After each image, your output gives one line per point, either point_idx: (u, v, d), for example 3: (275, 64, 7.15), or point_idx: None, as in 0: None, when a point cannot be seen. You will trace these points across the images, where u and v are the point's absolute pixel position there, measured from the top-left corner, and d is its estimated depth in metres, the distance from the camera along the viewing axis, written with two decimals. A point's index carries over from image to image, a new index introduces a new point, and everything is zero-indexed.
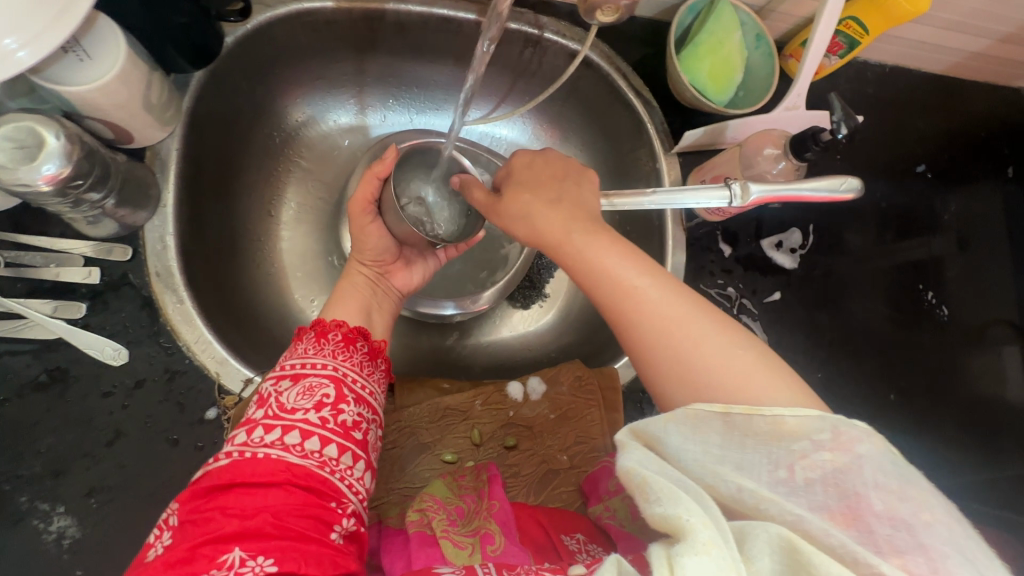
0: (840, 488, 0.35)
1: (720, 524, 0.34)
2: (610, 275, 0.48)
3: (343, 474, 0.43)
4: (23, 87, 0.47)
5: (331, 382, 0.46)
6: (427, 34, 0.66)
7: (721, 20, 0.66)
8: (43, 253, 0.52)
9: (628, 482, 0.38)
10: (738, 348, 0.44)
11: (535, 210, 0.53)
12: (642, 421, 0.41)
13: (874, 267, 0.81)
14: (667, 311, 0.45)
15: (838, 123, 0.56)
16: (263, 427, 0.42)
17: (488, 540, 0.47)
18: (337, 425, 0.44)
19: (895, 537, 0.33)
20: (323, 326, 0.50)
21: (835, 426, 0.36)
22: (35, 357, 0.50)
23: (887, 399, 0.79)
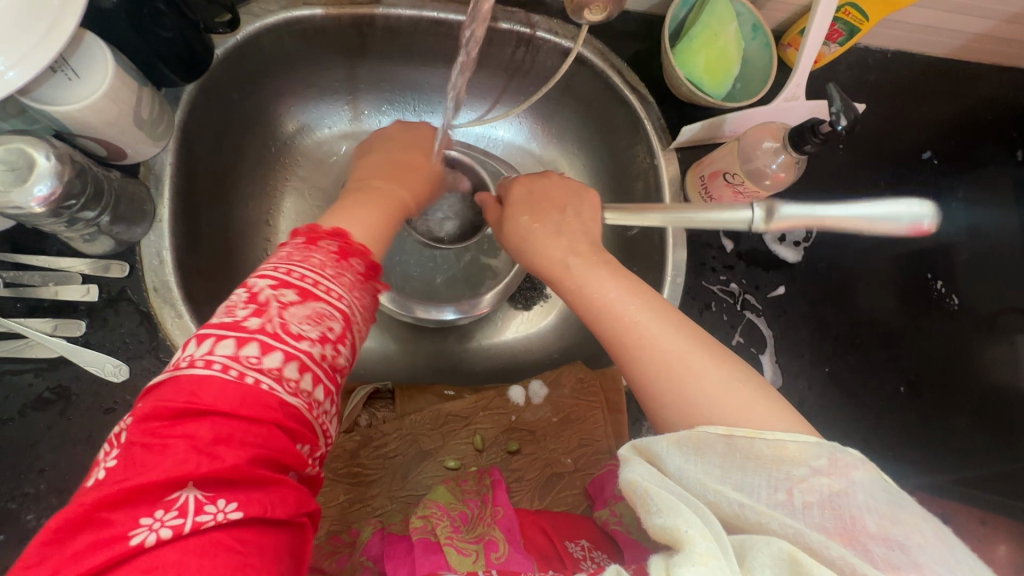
0: (837, 511, 0.35)
1: (721, 538, 0.33)
2: (610, 310, 0.49)
3: (320, 416, 0.39)
4: (14, 108, 0.47)
5: (340, 317, 0.41)
6: (417, 37, 0.65)
7: (715, 12, 0.65)
8: (41, 272, 0.52)
9: (631, 495, 0.39)
10: (737, 381, 0.43)
11: (536, 235, 0.58)
12: (645, 438, 0.41)
13: (881, 257, 0.79)
14: (667, 345, 0.46)
15: (838, 114, 0.54)
16: (259, 344, 0.36)
17: (491, 547, 0.47)
18: (332, 364, 0.40)
19: (890, 555, 0.33)
20: (345, 249, 0.46)
21: (831, 452, 0.36)
22: (38, 375, 0.51)
23: (898, 391, 0.78)
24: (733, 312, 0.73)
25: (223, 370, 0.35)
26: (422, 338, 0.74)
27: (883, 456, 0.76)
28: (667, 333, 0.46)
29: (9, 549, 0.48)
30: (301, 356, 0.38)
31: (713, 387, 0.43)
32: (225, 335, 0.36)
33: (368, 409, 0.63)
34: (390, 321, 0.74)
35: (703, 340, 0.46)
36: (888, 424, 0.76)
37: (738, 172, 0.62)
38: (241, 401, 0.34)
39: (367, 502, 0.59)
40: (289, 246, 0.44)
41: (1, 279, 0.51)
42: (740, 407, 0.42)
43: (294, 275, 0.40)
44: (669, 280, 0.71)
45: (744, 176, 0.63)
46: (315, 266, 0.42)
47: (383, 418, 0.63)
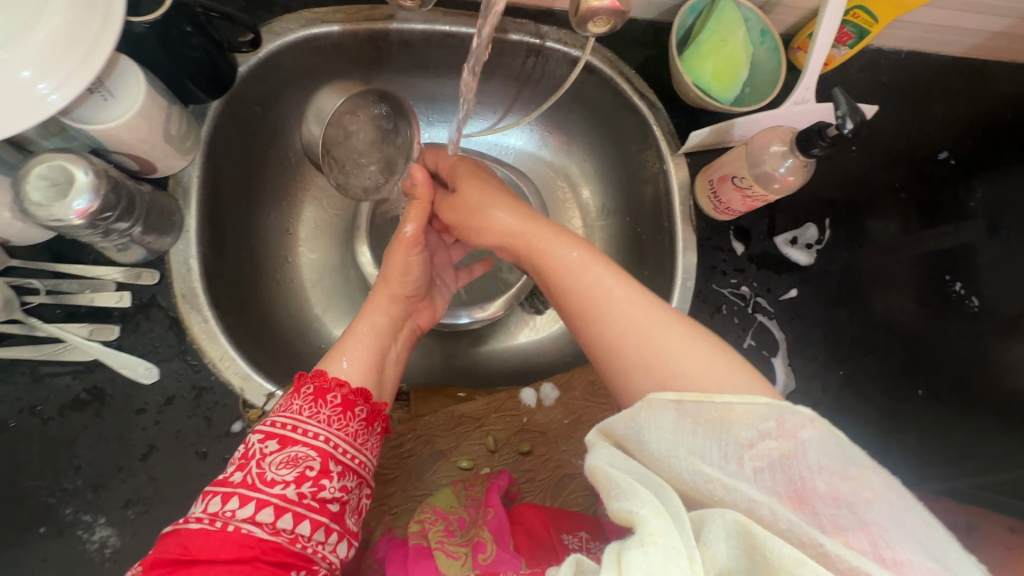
0: (786, 474, 0.37)
1: (676, 513, 0.35)
2: (573, 277, 0.50)
3: (313, 544, 0.42)
4: (55, 128, 0.50)
5: (319, 454, 0.44)
6: (430, 50, 0.68)
7: (722, 18, 0.66)
8: (78, 280, 0.55)
9: (595, 479, 0.40)
10: (697, 338, 0.45)
11: (494, 207, 0.57)
12: (609, 422, 0.42)
13: (898, 259, 0.79)
14: (631, 308, 0.47)
15: (844, 117, 0.55)
16: (239, 497, 0.41)
17: (479, 548, 0.48)
18: (316, 497, 0.43)
19: (838, 516, 0.35)
20: (324, 386, 0.48)
21: (780, 414, 0.37)
22: (75, 377, 0.54)
23: (915, 394, 0.77)
24: (744, 315, 0.73)
25: (210, 521, 0.40)
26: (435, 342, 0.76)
27: (900, 460, 0.75)
28: (615, 295, 0.48)
29: (49, 542, 0.51)
30: (274, 500, 0.41)
31: (665, 346, 0.45)
32: (214, 492, 0.42)
33: None
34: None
35: (651, 302, 0.48)
36: (905, 427, 0.76)
37: (745, 177, 0.63)
38: (222, 545, 0.39)
39: (383, 501, 0.60)
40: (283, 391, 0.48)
41: (42, 287, 0.54)
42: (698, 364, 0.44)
43: (275, 424, 0.45)
44: (679, 283, 0.71)
45: (752, 180, 0.63)
46: (293, 411, 0.46)
47: (398, 419, 0.63)
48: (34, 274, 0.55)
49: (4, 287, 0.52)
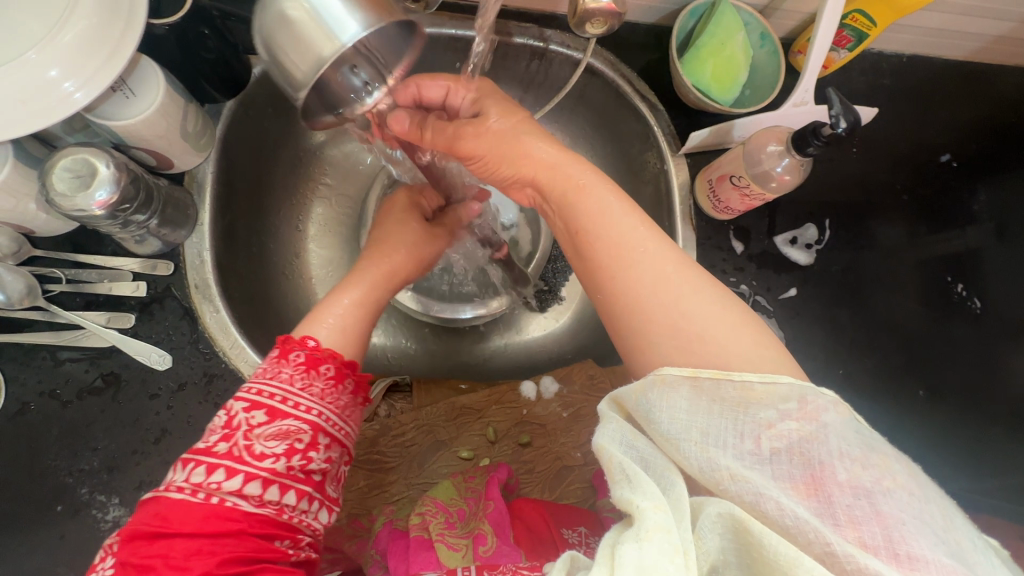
0: (804, 455, 0.38)
1: (677, 506, 0.37)
2: (611, 227, 0.50)
3: (298, 515, 0.43)
4: (79, 124, 0.52)
5: (309, 428, 0.44)
6: (436, 52, 0.71)
7: (722, 22, 0.67)
8: (97, 270, 0.57)
9: (601, 458, 0.41)
10: (725, 303, 0.46)
11: (535, 147, 0.55)
12: (623, 391, 0.44)
13: (899, 261, 0.79)
14: (663, 263, 0.48)
15: (837, 117, 0.56)
16: (224, 469, 0.40)
17: (480, 541, 0.49)
18: (304, 470, 0.43)
19: (854, 507, 0.35)
20: (315, 355, 0.47)
21: (802, 396, 0.39)
22: (91, 363, 0.56)
23: (916, 395, 0.77)
24: None
25: (192, 493, 0.40)
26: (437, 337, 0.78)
27: None
28: (649, 250, 0.49)
29: (65, 520, 0.53)
30: (263, 474, 0.41)
31: (697, 307, 0.46)
32: (196, 462, 0.40)
33: (386, 401, 0.65)
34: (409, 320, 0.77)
35: (684, 261, 0.48)
36: (906, 428, 0.76)
37: (743, 176, 0.64)
38: (206, 519, 0.39)
39: (385, 488, 0.62)
40: (270, 358, 0.47)
41: (63, 276, 0.57)
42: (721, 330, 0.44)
43: (263, 394, 0.43)
44: None
45: (750, 179, 0.64)
46: (284, 381, 0.45)
47: (401, 409, 0.65)
48: (57, 263, 0.57)
49: (28, 275, 0.55)
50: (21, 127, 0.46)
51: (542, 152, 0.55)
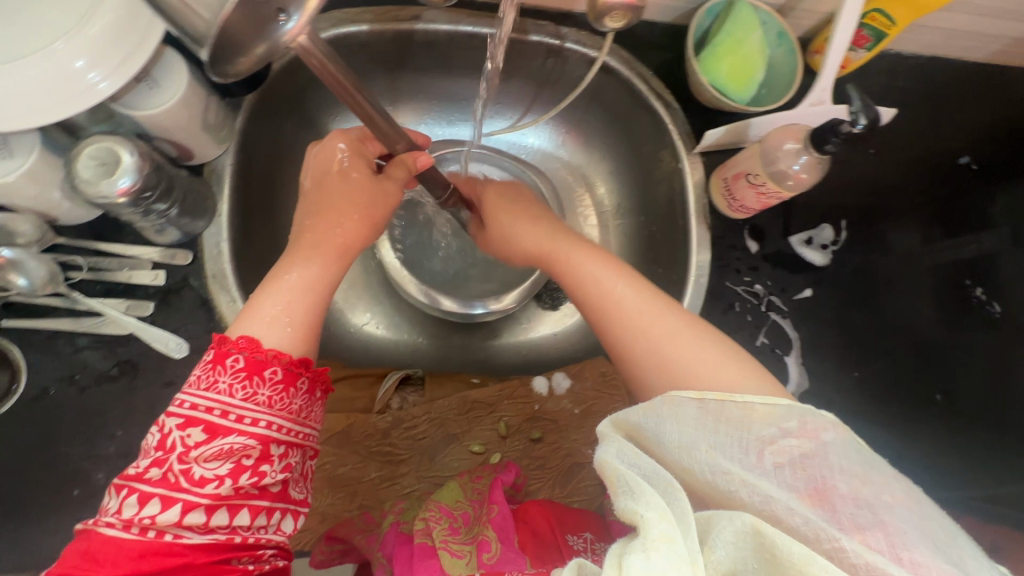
0: (806, 471, 0.39)
1: (683, 516, 0.36)
2: (595, 292, 0.56)
3: (254, 532, 0.43)
4: (103, 114, 0.53)
5: (256, 443, 0.43)
6: (453, 48, 0.72)
7: (739, 20, 0.68)
8: (117, 258, 0.58)
9: (602, 474, 0.42)
10: (705, 345, 0.50)
11: (516, 231, 0.64)
12: (624, 413, 0.45)
13: (915, 265, 0.78)
14: (639, 312, 0.53)
15: (857, 113, 0.56)
16: (159, 499, 0.40)
17: (484, 547, 0.49)
18: (256, 486, 0.43)
19: (859, 515, 0.37)
20: (258, 359, 0.45)
21: (800, 415, 0.41)
22: (110, 350, 0.57)
23: (933, 400, 0.76)
24: (757, 313, 0.73)
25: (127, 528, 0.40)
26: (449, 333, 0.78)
27: (916, 465, 0.74)
28: (631, 297, 0.54)
29: (80, 505, 0.54)
30: (204, 502, 0.41)
31: (680, 349, 0.50)
32: (128, 495, 0.40)
33: (399, 394, 0.64)
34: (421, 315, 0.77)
35: (661, 312, 0.53)
36: (921, 433, 0.75)
37: (760, 174, 0.64)
38: (142, 556, 0.39)
39: (396, 480, 0.62)
40: (201, 364, 0.44)
41: (84, 264, 0.57)
42: (701, 365, 0.49)
43: (199, 410, 0.42)
44: (691, 280, 0.72)
45: (766, 177, 0.64)
46: (222, 392, 0.43)
47: (412, 402, 0.64)
48: (79, 251, 0.58)
49: (51, 262, 0.55)
50: (48, 116, 0.47)
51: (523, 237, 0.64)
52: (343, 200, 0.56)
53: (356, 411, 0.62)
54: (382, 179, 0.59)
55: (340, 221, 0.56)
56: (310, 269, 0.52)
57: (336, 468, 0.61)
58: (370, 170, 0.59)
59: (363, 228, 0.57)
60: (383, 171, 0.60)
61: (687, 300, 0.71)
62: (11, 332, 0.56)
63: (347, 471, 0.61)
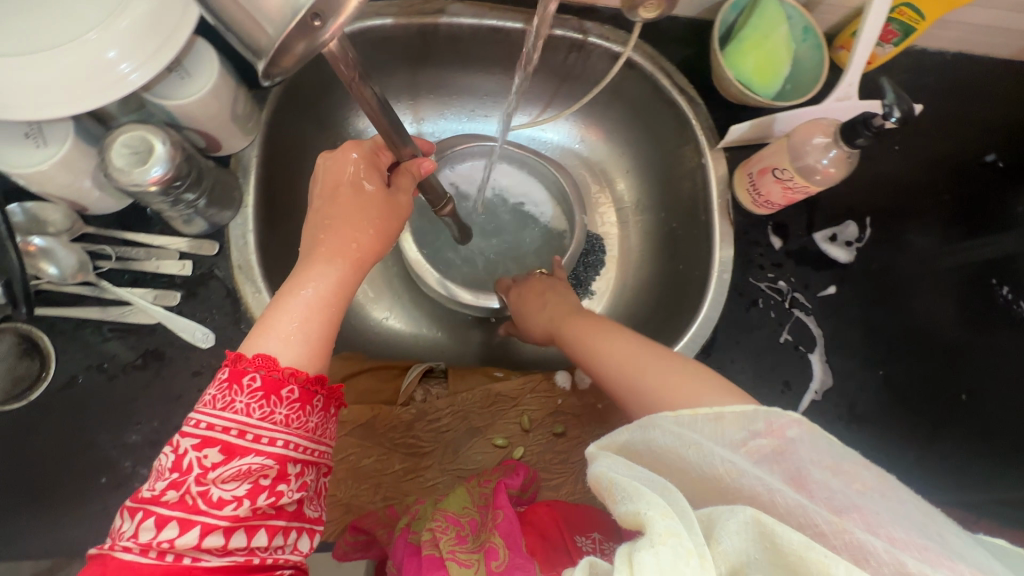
0: (782, 465, 0.39)
1: (682, 514, 0.35)
2: (587, 346, 0.59)
3: (271, 553, 0.42)
4: (135, 104, 0.54)
5: (274, 464, 0.42)
6: (476, 43, 0.72)
7: (766, 15, 0.67)
8: (145, 248, 0.59)
9: (597, 487, 0.41)
10: (672, 368, 0.51)
11: (528, 309, 0.69)
12: (608, 437, 0.46)
13: (939, 264, 0.77)
14: (615, 355, 0.55)
15: (890, 107, 0.55)
16: (177, 523, 0.39)
17: (492, 555, 0.47)
18: (273, 505, 0.42)
19: (834, 497, 0.36)
20: (275, 377, 0.44)
21: (766, 416, 0.40)
22: (138, 339, 0.57)
23: (958, 400, 0.75)
24: (781, 310, 0.73)
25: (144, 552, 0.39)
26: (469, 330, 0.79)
27: (942, 466, 0.73)
28: (615, 343, 0.57)
29: (109, 494, 0.54)
30: (223, 524, 0.40)
31: (651, 377, 0.51)
32: (145, 518, 0.39)
33: (421, 386, 0.65)
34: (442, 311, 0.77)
35: (634, 350, 0.55)
36: (946, 433, 0.74)
37: (787, 168, 0.63)
38: None
39: (419, 472, 0.62)
40: (216, 383, 0.44)
41: (112, 253, 0.58)
42: (675, 390, 0.49)
43: (215, 430, 0.41)
44: (714, 276, 0.71)
45: (794, 172, 0.64)
46: (239, 412, 0.42)
47: (436, 395, 0.65)
48: (106, 241, 0.59)
49: (80, 251, 0.56)
50: (71, 107, 0.47)
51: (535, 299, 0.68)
52: (353, 214, 0.54)
53: (382, 402, 0.63)
54: (394, 192, 0.57)
55: (353, 232, 0.54)
56: (324, 281, 0.50)
57: (361, 460, 0.60)
58: (383, 183, 0.56)
59: (379, 241, 0.55)
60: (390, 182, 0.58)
61: (710, 296, 0.70)
62: (40, 320, 0.56)
63: (372, 463, 0.61)
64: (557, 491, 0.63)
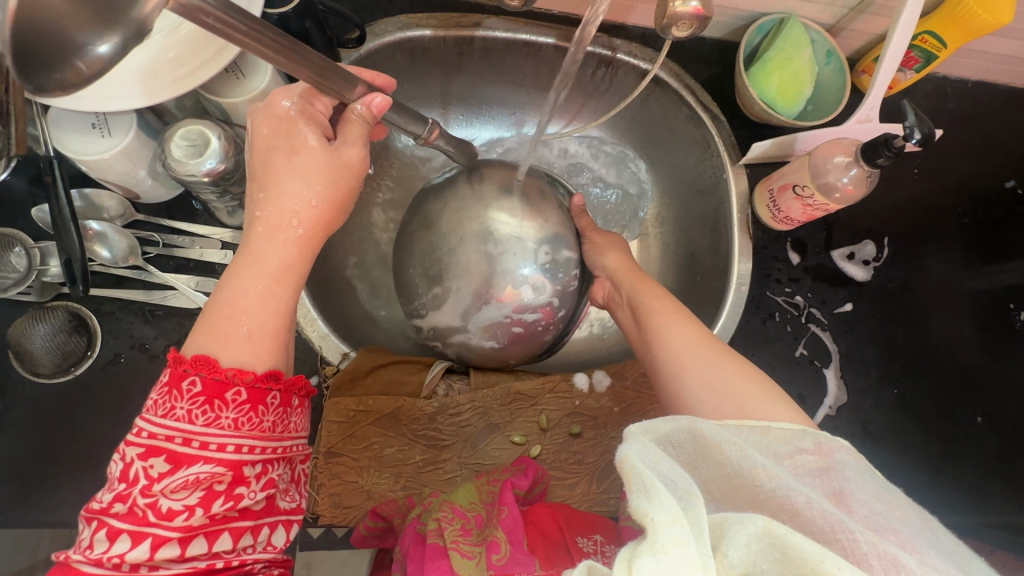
0: (825, 481, 0.40)
1: (696, 521, 0.35)
2: (669, 301, 0.60)
3: (238, 554, 0.42)
4: (190, 101, 0.57)
5: (226, 471, 0.40)
6: (508, 55, 0.75)
7: (791, 37, 0.68)
8: (190, 236, 0.62)
9: (621, 470, 0.39)
10: (718, 358, 0.52)
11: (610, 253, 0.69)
12: (650, 422, 0.43)
13: (956, 287, 0.78)
14: (678, 340, 0.55)
15: (911, 129, 0.59)
16: (128, 535, 0.38)
17: (494, 548, 0.47)
18: (233, 509, 0.41)
19: (872, 517, 0.37)
20: (217, 381, 0.41)
21: (816, 437, 0.42)
22: (180, 322, 0.60)
23: (974, 422, 0.75)
24: (797, 324, 0.74)
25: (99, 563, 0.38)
26: (456, 303, 0.62)
27: (954, 487, 0.73)
28: (681, 324, 0.56)
29: None
30: (175, 535, 0.39)
31: (701, 365, 0.52)
32: (98, 530, 0.38)
33: (444, 381, 0.68)
34: (476, 260, 0.61)
35: (703, 333, 0.55)
36: (959, 454, 0.74)
37: (808, 186, 0.65)
38: None
39: (439, 464, 0.66)
40: (157, 387, 0.41)
41: (159, 240, 0.61)
42: (730, 382, 0.50)
43: (159, 440, 0.39)
44: (733, 288, 0.72)
45: (814, 190, 0.65)
46: (181, 419, 0.40)
47: (458, 390, 0.68)
48: (154, 228, 0.62)
49: (131, 236, 0.59)
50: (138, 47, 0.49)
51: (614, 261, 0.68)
52: (318, 180, 0.49)
53: (405, 394, 0.66)
54: (338, 146, 0.50)
55: (294, 204, 0.48)
56: (270, 257, 0.47)
57: (383, 450, 0.65)
58: (326, 138, 0.50)
59: (324, 217, 0.50)
60: (336, 136, 0.51)
61: (728, 307, 0.72)
62: (89, 300, 0.59)
63: (393, 452, 0.65)
64: (570, 490, 0.67)
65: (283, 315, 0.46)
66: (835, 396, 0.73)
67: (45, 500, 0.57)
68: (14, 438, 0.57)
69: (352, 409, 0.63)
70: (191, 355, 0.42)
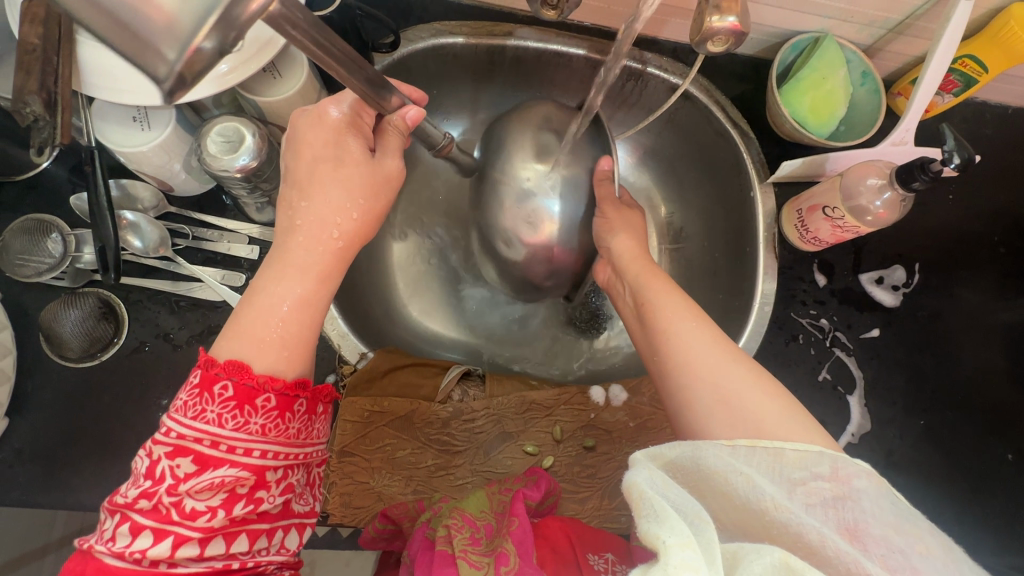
0: (839, 513, 0.38)
1: (708, 546, 0.34)
2: (681, 300, 0.58)
3: (253, 556, 0.42)
4: (228, 98, 0.58)
5: (250, 476, 0.40)
6: (539, 64, 0.75)
7: (826, 56, 0.68)
8: (219, 230, 0.63)
9: (629, 496, 0.38)
10: (739, 373, 0.50)
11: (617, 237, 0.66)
12: (659, 447, 0.42)
13: (989, 317, 0.76)
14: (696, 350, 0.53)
15: (951, 152, 0.57)
16: (151, 532, 0.38)
17: (501, 560, 0.46)
18: (253, 512, 0.41)
19: (890, 556, 0.36)
20: (248, 386, 0.41)
21: (833, 460, 0.40)
22: (205, 314, 0.61)
23: (1004, 459, 0.72)
24: (821, 347, 0.72)
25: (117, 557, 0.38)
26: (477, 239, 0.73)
27: (981, 525, 0.70)
28: (704, 334, 0.54)
29: None
30: (196, 536, 0.39)
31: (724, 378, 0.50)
32: (121, 526, 0.39)
33: (459, 387, 0.68)
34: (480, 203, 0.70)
35: (727, 345, 0.53)
36: (987, 492, 0.71)
37: (839, 209, 0.64)
38: None
39: (450, 470, 0.66)
40: (187, 387, 0.41)
41: (189, 233, 0.62)
42: (751, 401, 0.48)
43: (188, 440, 0.39)
44: (756, 308, 0.71)
45: (844, 211, 0.64)
46: (211, 422, 0.40)
47: (473, 396, 0.68)
48: (185, 221, 0.63)
49: (162, 228, 0.61)
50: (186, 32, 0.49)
51: (621, 245, 0.66)
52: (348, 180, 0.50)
53: (421, 398, 0.66)
54: (378, 157, 0.51)
55: (335, 208, 0.49)
56: (303, 257, 0.47)
57: (396, 453, 0.65)
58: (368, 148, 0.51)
59: (363, 225, 0.51)
60: (376, 143, 0.53)
61: (750, 327, 0.71)
62: (119, 288, 0.61)
63: (406, 456, 0.65)
64: (581, 505, 0.66)
65: (307, 312, 0.46)
66: (858, 424, 0.71)
67: (64, 483, 0.58)
68: (39, 420, 0.58)
69: (365, 409, 0.63)
70: (224, 359, 0.42)
